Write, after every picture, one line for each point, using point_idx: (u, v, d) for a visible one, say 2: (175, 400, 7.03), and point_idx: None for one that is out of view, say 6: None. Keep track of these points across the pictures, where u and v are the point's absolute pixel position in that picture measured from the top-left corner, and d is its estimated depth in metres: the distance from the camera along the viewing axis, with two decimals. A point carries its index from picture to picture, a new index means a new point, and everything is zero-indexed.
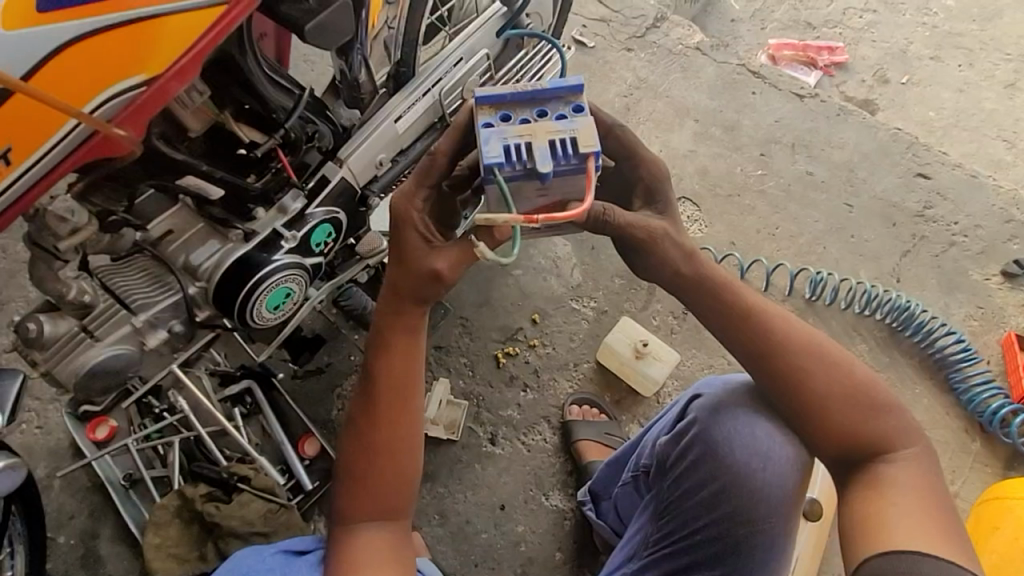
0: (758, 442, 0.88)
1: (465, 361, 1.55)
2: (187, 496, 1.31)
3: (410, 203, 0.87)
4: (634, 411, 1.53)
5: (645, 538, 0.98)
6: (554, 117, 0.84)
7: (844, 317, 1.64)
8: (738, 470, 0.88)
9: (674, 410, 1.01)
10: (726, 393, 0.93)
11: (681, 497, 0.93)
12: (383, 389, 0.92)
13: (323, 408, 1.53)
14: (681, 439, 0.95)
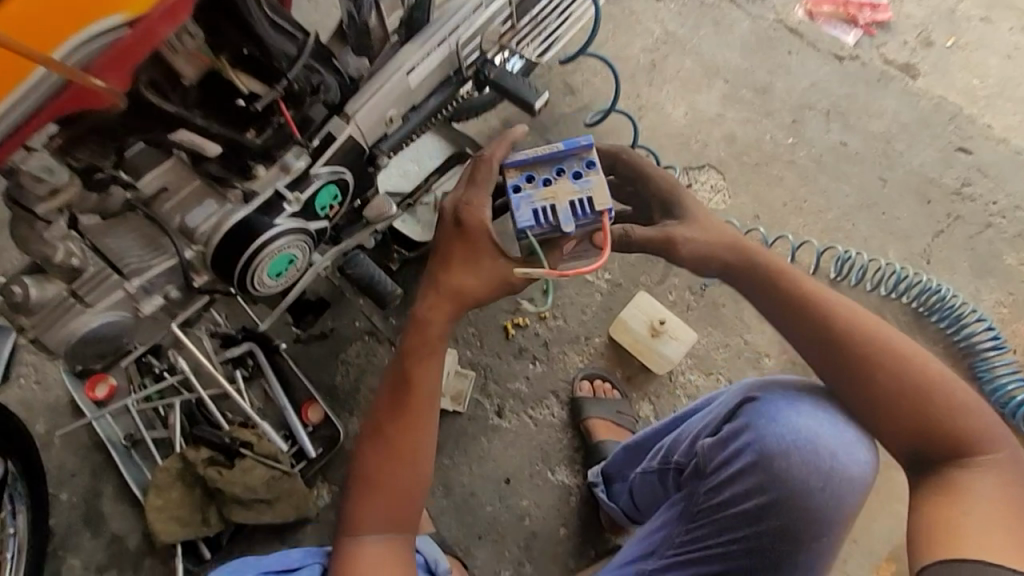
0: (823, 461, 0.84)
1: (473, 331, 1.49)
2: (190, 459, 1.30)
3: (478, 211, 0.95)
4: (645, 388, 1.48)
5: (671, 536, 0.93)
6: (572, 175, 0.95)
7: (868, 299, 1.58)
8: (798, 487, 0.84)
9: (723, 409, 0.95)
10: (791, 405, 0.88)
11: (724, 504, 0.89)
12: (407, 388, 0.95)
13: (326, 374, 1.48)
14: (733, 445, 0.89)
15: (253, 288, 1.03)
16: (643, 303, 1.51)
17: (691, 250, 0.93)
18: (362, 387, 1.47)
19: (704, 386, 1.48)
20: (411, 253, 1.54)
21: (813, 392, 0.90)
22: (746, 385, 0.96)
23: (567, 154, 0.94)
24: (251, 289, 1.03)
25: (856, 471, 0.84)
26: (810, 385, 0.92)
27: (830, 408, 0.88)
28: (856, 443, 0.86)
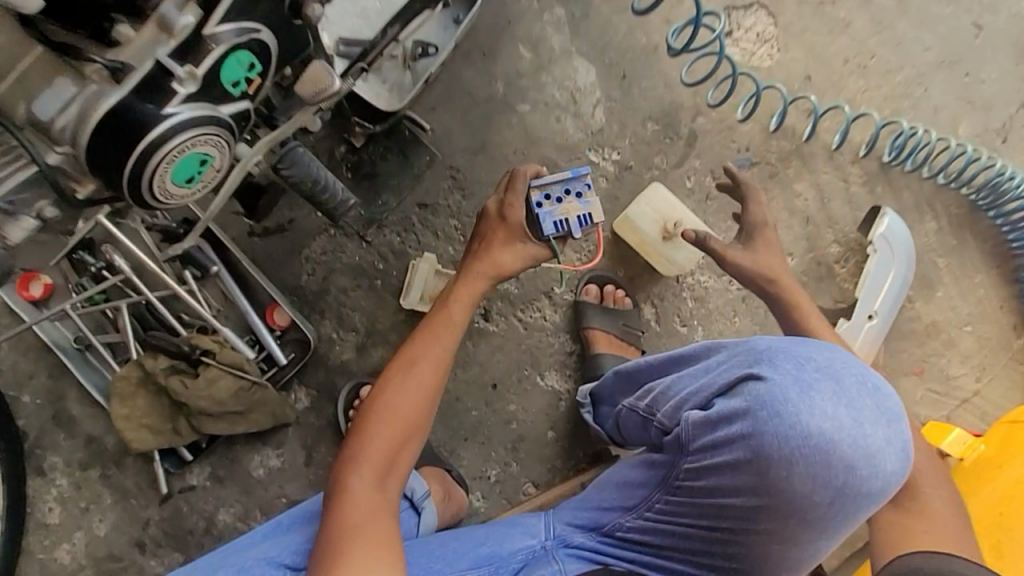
0: (831, 473, 0.68)
1: (455, 224, 1.31)
2: (148, 367, 1.19)
3: (512, 205, 1.07)
4: (649, 290, 1.33)
5: (643, 499, 0.84)
6: (577, 194, 1.09)
7: (922, 187, 1.34)
8: (793, 496, 0.70)
9: (722, 380, 0.75)
10: (811, 398, 0.69)
11: (707, 490, 0.77)
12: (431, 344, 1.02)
13: (290, 272, 1.30)
14: (728, 434, 0.73)
15: (160, 197, 0.77)
16: (656, 199, 1.28)
17: (742, 271, 1.07)
18: (331, 289, 1.30)
19: (714, 289, 1.32)
20: (378, 127, 1.24)
21: (844, 379, 0.70)
22: (758, 351, 0.75)
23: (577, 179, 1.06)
24: (155, 200, 0.77)
25: (873, 483, 0.69)
26: (842, 365, 0.71)
27: (860, 402, 0.69)
28: (883, 451, 0.68)
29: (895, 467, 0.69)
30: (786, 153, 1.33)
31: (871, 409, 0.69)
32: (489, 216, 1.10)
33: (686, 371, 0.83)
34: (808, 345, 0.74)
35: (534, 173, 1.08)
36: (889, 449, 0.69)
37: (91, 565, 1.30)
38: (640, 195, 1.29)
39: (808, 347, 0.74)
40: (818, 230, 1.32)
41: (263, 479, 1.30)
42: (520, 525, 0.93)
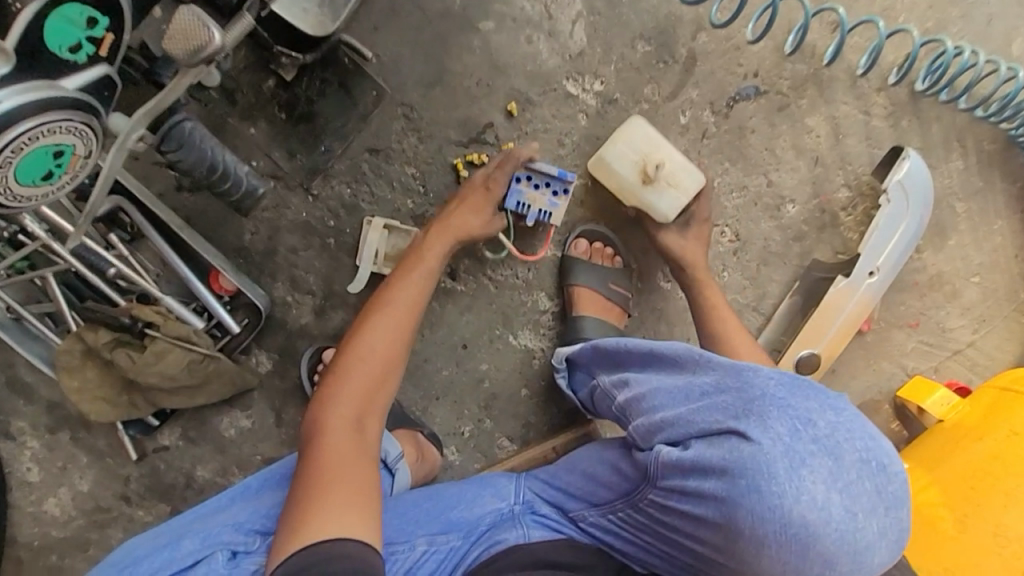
0: (806, 564, 0.61)
1: (413, 173, 1.15)
2: (89, 340, 1.11)
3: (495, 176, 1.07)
4: (631, 242, 1.21)
5: (605, 504, 0.80)
6: (553, 194, 1.10)
7: (953, 119, 1.16)
8: (759, 571, 0.64)
9: (703, 423, 0.66)
10: (801, 480, 0.60)
11: (669, 526, 0.71)
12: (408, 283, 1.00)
13: (231, 231, 1.17)
14: (698, 487, 0.65)
15: (13, 198, 0.61)
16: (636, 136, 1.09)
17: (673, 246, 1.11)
18: (279, 248, 1.18)
19: None
20: (309, 57, 1.02)
21: (844, 458, 0.61)
22: (750, 397, 0.65)
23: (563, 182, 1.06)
24: (7, 201, 0.61)
25: (850, 573, 0.62)
26: (845, 437, 0.62)
27: (856, 487, 0.61)
28: (871, 544, 0.61)
29: (884, 561, 0.62)
30: (802, 79, 1.13)
31: (867, 496, 0.61)
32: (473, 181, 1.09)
33: (668, 384, 0.73)
34: (811, 401, 0.65)
35: (528, 156, 1.06)
36: (880, 541, 0.61)
37: (80, 516, 1.31)
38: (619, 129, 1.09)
39: (810, 405, 0.64)
40: (827, 172, 1.16)
41: (236, 439, 1.27)
42: (489, 485, 0.89)
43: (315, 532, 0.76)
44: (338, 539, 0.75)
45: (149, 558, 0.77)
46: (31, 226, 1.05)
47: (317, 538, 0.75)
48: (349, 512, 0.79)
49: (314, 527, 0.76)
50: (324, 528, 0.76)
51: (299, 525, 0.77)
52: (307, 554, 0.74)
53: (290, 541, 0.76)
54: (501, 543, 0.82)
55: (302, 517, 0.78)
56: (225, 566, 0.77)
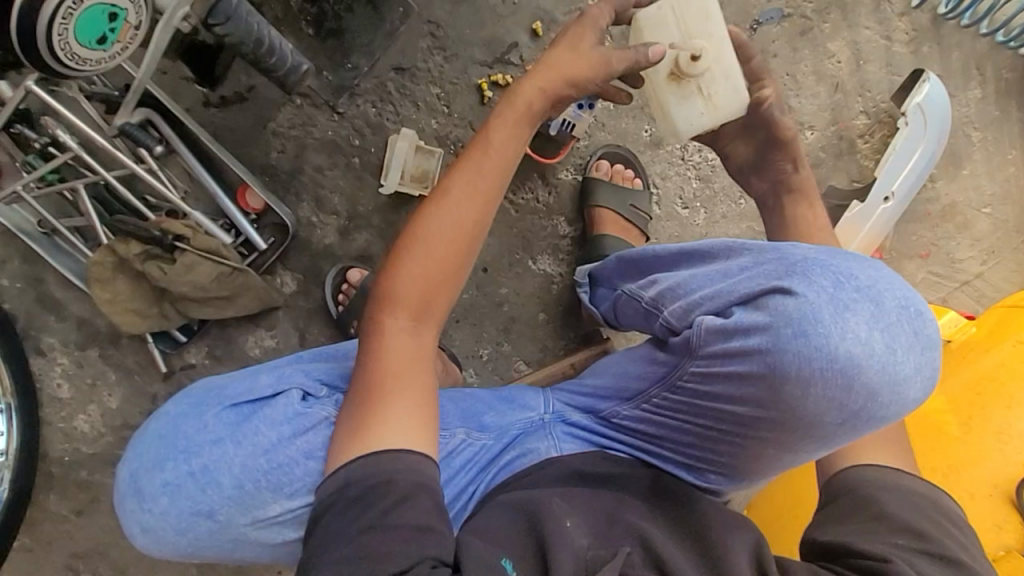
0: (848, 399, 0.63)
1: (438, 93, 1.17)
2: (121, 252, 1.13)
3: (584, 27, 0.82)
4: (649, 169, 1.24)
5: (642, 391, 0.83)
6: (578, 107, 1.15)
7: (973, 46, 1.17)
8: (802, 415, 0.66)
9: (745, 288, 0.69)
10: (845, 320, 0.62)
11: (709, 394, 0.74)
12: (484, 165, 0.81)
13: (257, 149, 1.19)
14: (742, 346, 0.67)
15: (74, 59, 0.65)
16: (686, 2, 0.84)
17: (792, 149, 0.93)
18: (305, 167, 1.20)
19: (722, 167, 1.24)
20: None
21: (886, 301, 0.63)
22: (791, 261, 0.68)
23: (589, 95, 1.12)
24: (69, 63, 0.65)
25: (893, 410, 0.64)
26: (886, 286, 0.63)
27: (899, 327, 0.62)
28: (913, 379, 0.62)
29: (919, 395, 0.63)
30: (825, 2, 1.15)
31: (909, 336, 0.62)
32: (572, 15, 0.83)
33: (703, 271, 0.77)
34: (850, 260, 0.66)
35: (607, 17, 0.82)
36: (920, 377, 0.63)
37: (109, 433, 1.34)
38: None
39: (851, 264, 0.66)
40: (846, 99, 1.18)
41: (260, 359, 1.29)
42: (518, 400, 0.94)
43: (377, 442, 0.73)
44: (402, 452, 0.72)
45: (232, 386, 0.84)
46: (63, 137, 1.06)
47: (380, 448, 0.72)
48: (414, 422, 0.75)
49: (377, 434, 0.73)
50: (389, 437, 0.73)
51: (363, 433, 0.73)
52: (370, 462, 0.71)
53: (354, 447, 0.73)
54: (533, 452, 0.88)
55: (363, 423, 0.74)
56: (298, 405, 0.81)
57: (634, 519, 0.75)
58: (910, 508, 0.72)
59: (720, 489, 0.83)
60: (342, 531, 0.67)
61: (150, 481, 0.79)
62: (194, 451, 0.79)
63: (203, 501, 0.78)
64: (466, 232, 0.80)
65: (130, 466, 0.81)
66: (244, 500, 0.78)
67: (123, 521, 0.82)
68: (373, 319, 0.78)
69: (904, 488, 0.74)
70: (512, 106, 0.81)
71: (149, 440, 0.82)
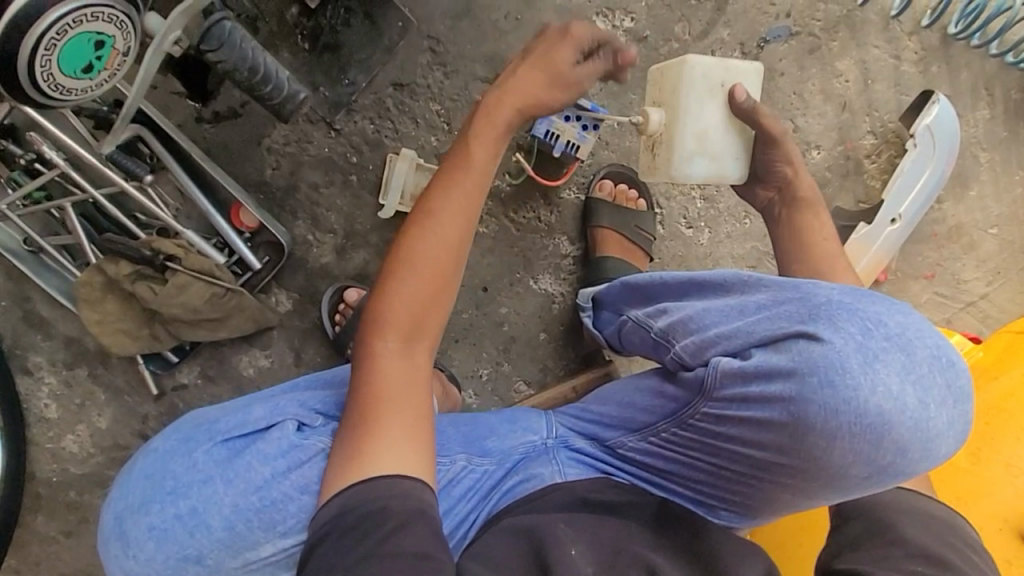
0: (878, 453, 0.61)
1: (439, 109, 1.14)
2: (110, 272, 1.10)
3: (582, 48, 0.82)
4: (654, 188, 1.22)
5: (651, 426, 0.81)
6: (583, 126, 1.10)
7: (982, 66, 1.15)
8: (826, 466, 0.64)
9: (765, 330, 0.67)
10: (875, 371, 0.60)
11: (724, 436, 0.72)
12: (469, 181, 0.80)
13: (251, 166, 1.16)
14: (762, 392, 0.65)
15: (59, 90, 0.62)
16: (707, 73, 0.87)
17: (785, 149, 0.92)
18: (300, 184, 1.17)
19: (727, 188, 1.22)
20: None
21: (916, 352, 0.61)
22: (814, 303, 0.65)
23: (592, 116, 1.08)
24: (53, 93, 0.62)
25: (922, 465, 0.62)
26: (917, 335, 0.61)
27: (931, 380, 0.60)
28: (945, 435, 0.60)
29: (951, 451, 0.61)
30: (834, 20, 1.13)
31: (941, 389, 0.60)
32: (550, 33, 0.84)
33: (717, 305, 0.74)
34: (878, 304, 0.64)
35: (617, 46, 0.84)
36: (952, 433, 0.61)
37: (99, 453, 1.31)
38: (704, 70, 0.87)
39: (879, 308, 0.64)
40: (854, 118, 1.16)
41: (255, 378, 1.26)
42: (520, 423, 0.91)
43: (370, 471, 0.70)
44: (397, 478, 0.69)
45: (224, 419, 0.81)
46: (49, 154, 1.03)
47: (371, 476, 0.69)
48: (409, 452, 0.72)
49: (368, 463, 0.70)
50: (382, 467, 0.70)
51: (354, 463, 0.71)
52: (363, 491, 0.68)
53: (346, 478, 0.70)
54: (536, 477, 0.85)
55: (355, 454, 0.71)
56: (293, 436, 0.78)
57: (642, 548, 0.73)
58: (924, 530, 0.69)
59: (732, 526, 0.81)
60: (339, 562, 0.65)
61: (136, 525, 0.76)
62: (183, 492, 0.76)
63: (191, 545, 0.75)
64: (455, 251, 0.78)
65: (115, 507, 0.78)
66: (234, 542, 0.75)
67: (107, 566, 0.79)
68: (364, 348, 0.76)
69: (919, 510, 0.71)
70: (507, 122, 0.81)
71: (135, 479, 0.78)
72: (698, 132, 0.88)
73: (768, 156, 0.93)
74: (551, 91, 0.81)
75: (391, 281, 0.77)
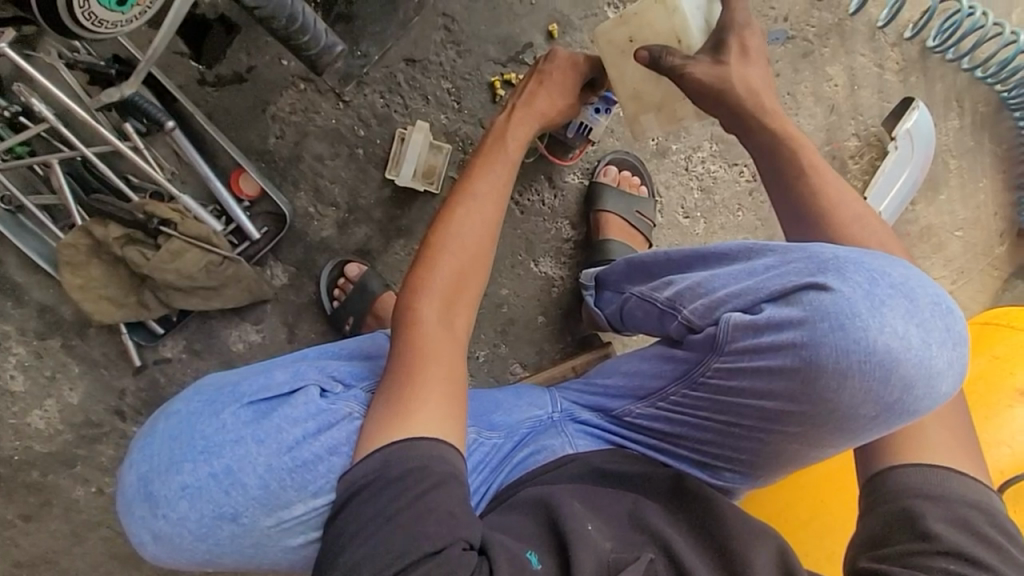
0: (885, 391, 0.65)
1: (449, 88, 1.15)
2: (98, 234, 1.05)
3: (571, 65, 1.00)
4: (654, 178, 1.26)
5: (659, 390, 0.83)
6: (595, 111, 1.12)
7: (955, 79, 1.25)
8: (837, 409, 0.68)
9: (776, 285, 0.70)
10: (882, 315, 0.64)
11: (735, 391, 0.75)
12: (499, 163, 0.91)
13: (254, 133, 1.14)
14: (775, 340, 0.69)
15: (91, 20, 0.61)
16: (610, 37, 0.95)
17: (698, 84, 0.84)
18: (304, 155, 1.15)
19: (723, 180, 1.27)
20: None
21: (919, 298, 0.65)
22: (821, 259, 0.69)
23: (608, 99, 1.10)
24: (85, 23, 0.61)
25: (924, 404, 0.67)
26: (918, 284, 0.66)
27: (932, 323, 0.65)
28: (945, 372, 0.65)
29: (949, 389, 0.66)
30: (827, 27, 1.21)
31: (941, 332, 0.65)
32: (555, 58, 1.00)
33: (724, 270, 0.78)
34: (880, 258, 0.69)
35: (593, 61, 1.01)
36: (951, 371, 0.65)
37: (68, 431, 1.23)
38: (609, 39, 0.95)
39: (882, 262, 0.68)
40: (840, 121, 1.23)
41: (244, 354, 1.22)
42: (527, 397, 0.93)
43: (413, 429, 0.71)
44: (439, 443, 0.70)
45: (247, 381, 0.79)
46: (37, 107, 0.98)
47: (415, 434, 0.70)
48: (445, 408, 0.73)
49: (408, 423, 0.71)
50: (425, 425, 0.71)
51: (396, 418, 0.72)
52: (407, 447, 0.69)
53: (387, 434, 0.71)
54: (547, 449, 0.87)
55: (395, 412, 0.72)
56: (318, 400, 0.78)
57: (656, 519, 0.76)
58: (953, 524, 0.66)
59: (737, 486, 0.84)
60: (378, 514, 0.67)
61: (165, 485, 0.74)
62: (216, 451, 0.74)
63: (226, 503, 0.74)
64: (489, 225, 0.86)
65: (138, 470, 0.76)
66: (269, 500, 0.74)
67: (130, 530, 0.77)
68: (400, 312, 0.79)
69: (954, 497, 0.68)
70: (526, 113, 0.96)
71: (160, 440, 0.76)
72: (630, 93, 0.97)
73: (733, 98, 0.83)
74: (561, 103, 0.99)
75: (433, 257, 0.82)
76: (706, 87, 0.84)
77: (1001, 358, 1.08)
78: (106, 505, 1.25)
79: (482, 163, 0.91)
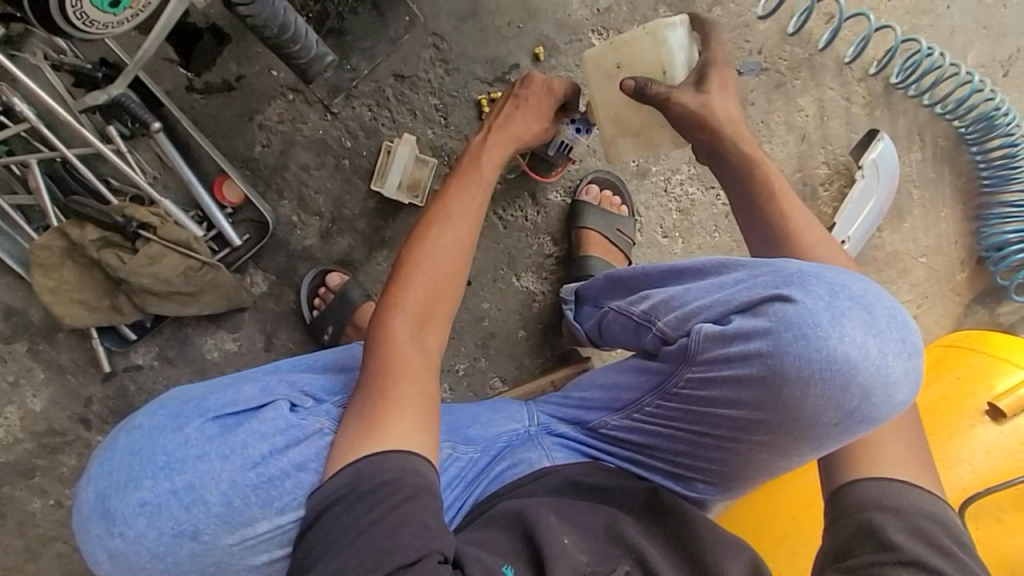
0: (847, 399, 0.68)
1: (436, 104, 1.18)
2: (74, 236, 1.03)
3: (550, 88, 1.03)
4: (634, 197, 1.30)
5: (633, 402, 0.84)
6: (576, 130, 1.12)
7: (917, 114, 1.32)
8: (800, 416, 0.70)
9: (745, 296, 0.72)
10: (841, 325, 0.67)
11: (705, 400, 0.76)
12: (479, 176, 0.93)
13: (239, 140, 1.15)
14: (742, 350, 0.71)
15: (83, 20, 0.63)
16: (599, 61, 0.98)
17: (680, 111, 0.89)
18: (290, 164, 1.16)
19: (700, 203, 1.31)
20: None
21: (877, 310, 0.68)
22: (787, 272, 0.72)
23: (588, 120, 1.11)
24: (77, 23, 0.63)
25: (883, 413, 0.69)
26: (876, 297, 0.69)
27: (888, 334, 0.68)
28: (902, 381, 0.68)
29: (906, 399, 0.69)
30: (798, 61, 1.27)
31: (898, 342, 0.68)
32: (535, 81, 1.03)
33: (698, 284, 0.80)
34: (841, 272, 0.72)
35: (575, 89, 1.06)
36: (907, 381, 0.68)
37: (28, 439, 1.18)
38: (596, 62, 0.98)
39: (842, 276, 0.71)
40: (811, 149, 1.29)
41: (219, 363, 1.19)
42: (504, 410, 0.93)
43: (388, 437, 0.71)
44: (410, 453, 0.70)
45: (215, 395, 0.78)
46: (19, 107, 0.96)
47: (389, 446, 0.70)
48: (420, 415, 0.73)
49: (384, 431, 0.71)
50: (400, 438, 0.71)
51: (373, 426, 0.71)
52: (380, 461, 0.69)
53: (363, 444, 0.71)
54: (524, 462, 0.87)
55: (369, 425, 0.72)
56: (288, 415, 0.77)
57: (630, 532, 0.77)
58: (913, 534, 0.68)
59: (708, 498, 0.85)
60: (353, 523, 0.66)
61: (123, 503, 0.72)
62: (178, 468, 0.72)
63: (186, 522, 0.72)
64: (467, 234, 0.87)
65: (96, 486, 0.73)
66: (232, 518, 0.73)
67: (85, 549, 0.75)
68: (377, 321, 0.79)
69: (910, 507, 0.70)
70: (507, 129, 0.98)
71: (118, 456, 0.74)
72: (611, 117, 1.00)
73: (710, 126, 0.87)
74: (541, 123, 1.01)
75: (413, 268, 0.83)
76: (693, 114, 0.88)
77: (961, 379, 1.12)
78: (64, 520, 1.20)
79: (463, 176, 0.93)
